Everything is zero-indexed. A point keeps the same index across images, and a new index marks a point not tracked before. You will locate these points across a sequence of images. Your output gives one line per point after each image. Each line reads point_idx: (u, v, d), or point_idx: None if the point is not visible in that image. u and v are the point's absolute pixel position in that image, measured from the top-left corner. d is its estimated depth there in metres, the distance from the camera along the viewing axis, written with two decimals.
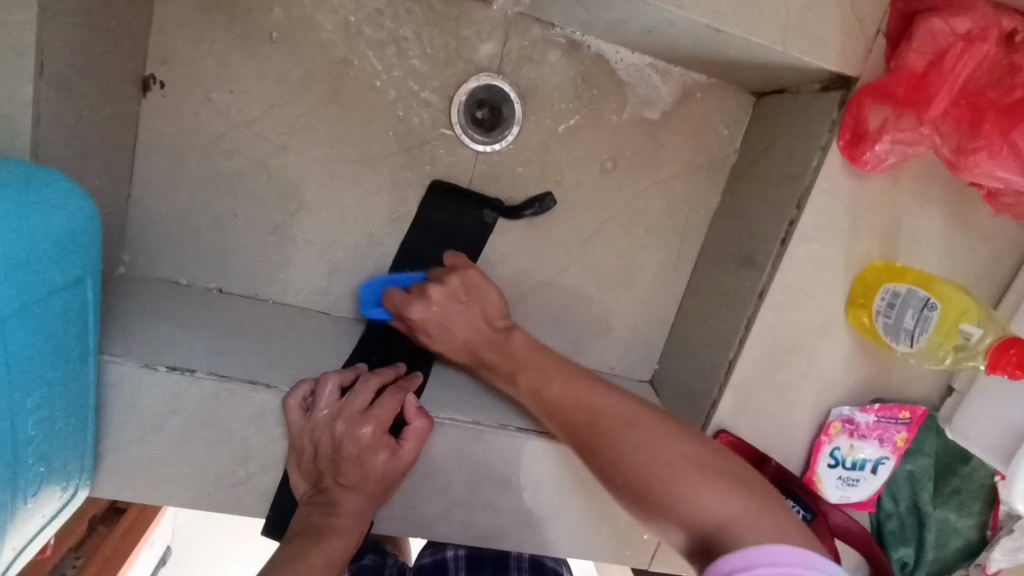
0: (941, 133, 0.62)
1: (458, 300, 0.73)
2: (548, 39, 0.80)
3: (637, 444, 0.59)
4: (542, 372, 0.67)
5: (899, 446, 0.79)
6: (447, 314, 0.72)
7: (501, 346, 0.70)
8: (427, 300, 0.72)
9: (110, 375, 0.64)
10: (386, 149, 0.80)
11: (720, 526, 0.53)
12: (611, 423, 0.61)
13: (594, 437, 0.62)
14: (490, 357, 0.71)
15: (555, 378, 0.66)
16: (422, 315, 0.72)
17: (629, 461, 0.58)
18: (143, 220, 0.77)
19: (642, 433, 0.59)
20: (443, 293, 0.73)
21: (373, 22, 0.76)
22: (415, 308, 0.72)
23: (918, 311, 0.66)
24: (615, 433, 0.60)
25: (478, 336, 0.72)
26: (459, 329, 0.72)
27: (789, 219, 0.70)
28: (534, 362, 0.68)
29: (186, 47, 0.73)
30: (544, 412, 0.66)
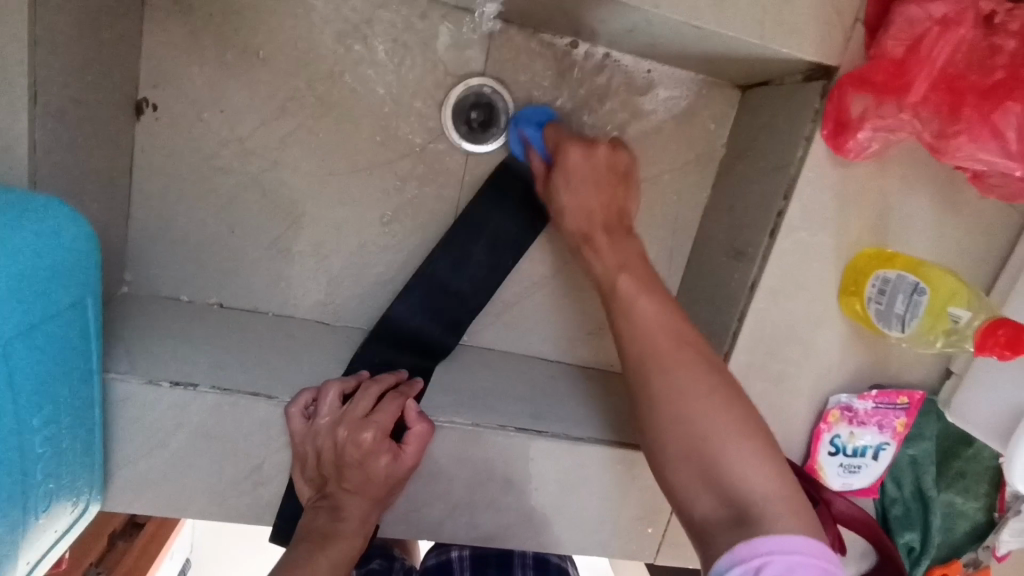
0: (921, 118, 0.62)
1: (600, 173, 0.71)
2: (531, 43, 0.81)
3: (701, 393, 0.58)
4: (637, 284, 0.65)
5: (898, 432, 0.79)
6: (589, 172, 0.71)
7: (622, 241, 0.69)
8: (591, 152, 0.71)
9: (115, 393, 0.66)
10: (376, 159, 0.81)
11: (762, 498, 0.53)
12: (673, 359, 0.60)
13: (664, 363, 0.60)
14: (605, 243, 0.69)
15: (651, 296, 0.64)
16: (579, 161, 0.71)
17: (680, 413, 0.58)
18: (143, 240, 0.79)
19: (685, 378, 0.59)
20: (605, 156, 0.71)
21: (358, 35, 0.77)
22: (569, 151, 0.71)
23: (908, 296, 0.67)
24: (678, 366, 0.60)
25: (599, 219, 0.70)
26: (579, 199, 0.71)
27: (777, 210, 0.71)
28: (638, 272, 0.67)
29: (176, 69, 0.75)
30: (634, 327, 0.63)
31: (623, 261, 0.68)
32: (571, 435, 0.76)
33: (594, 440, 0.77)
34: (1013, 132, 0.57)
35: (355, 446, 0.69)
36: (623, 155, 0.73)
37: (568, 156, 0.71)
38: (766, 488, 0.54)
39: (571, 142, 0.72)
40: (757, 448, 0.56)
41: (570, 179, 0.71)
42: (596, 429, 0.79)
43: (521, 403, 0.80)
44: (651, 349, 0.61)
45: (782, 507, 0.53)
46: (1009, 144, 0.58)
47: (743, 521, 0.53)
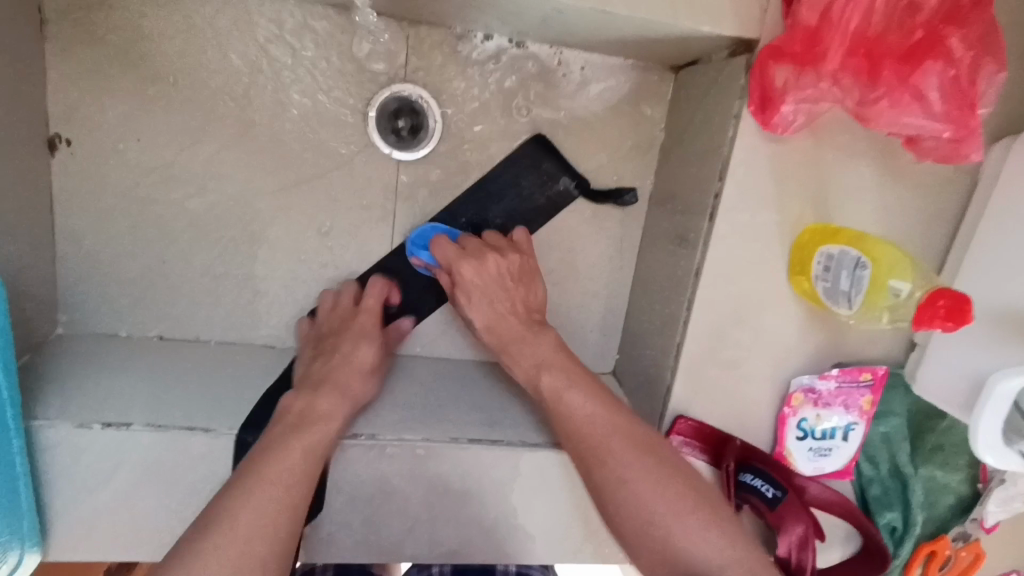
0: (842, 86, 0.59)
1: (509, 277, 0.72)
2: (452, 43, 0.78)
3: (645, 475, 0.60)
4: (561, 380, 0.65)
5: (866, 410, 0.76)
6: (492, 282, 0.71)
7: (533, 341, 0.69)
8: (484, 265, 0.72)
9: (42, 440, 0.64)
10: (305, 176, 0.79)
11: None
12: (614, 454, 0.61)
13: (604, 456, 0.61)
14: (519, 349, 0.69)
15: (579, 389, 0.64)
16: (473, 277, 0.71)
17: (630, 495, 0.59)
18: (74, 279, 0.78)
19: (624, 467, 0.60)
20: (503, 264, 0.72)
21: (271, 52, 0.75)
22: (464, 269, 0.72)
23: (851, 273, 0.63)
24: (622, 447, 0.61)
25: (506, 320, 0.71)
26: (493, 316, 0.71)
27: (714, 192, 0.68)
28: (558, 362, 0.67)
29: (87, 103, 0.73)
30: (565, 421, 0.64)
31: (540, 361, 0.67)
32: (526, 442, 0.74)
33: (551, 445, 0.74)
34: (935, 93, 0.56)
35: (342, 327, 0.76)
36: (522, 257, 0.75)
37: (462, 276, 0.72)
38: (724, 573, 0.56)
39: (464, 257, 0.72)
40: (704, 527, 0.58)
41: (471, 296, 0.72)
42: (553, 432, 0.77)
43: (476, 413, 0.78)
44: (585, 440, 0.62)
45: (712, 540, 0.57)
46: (932, 105, 0.56)
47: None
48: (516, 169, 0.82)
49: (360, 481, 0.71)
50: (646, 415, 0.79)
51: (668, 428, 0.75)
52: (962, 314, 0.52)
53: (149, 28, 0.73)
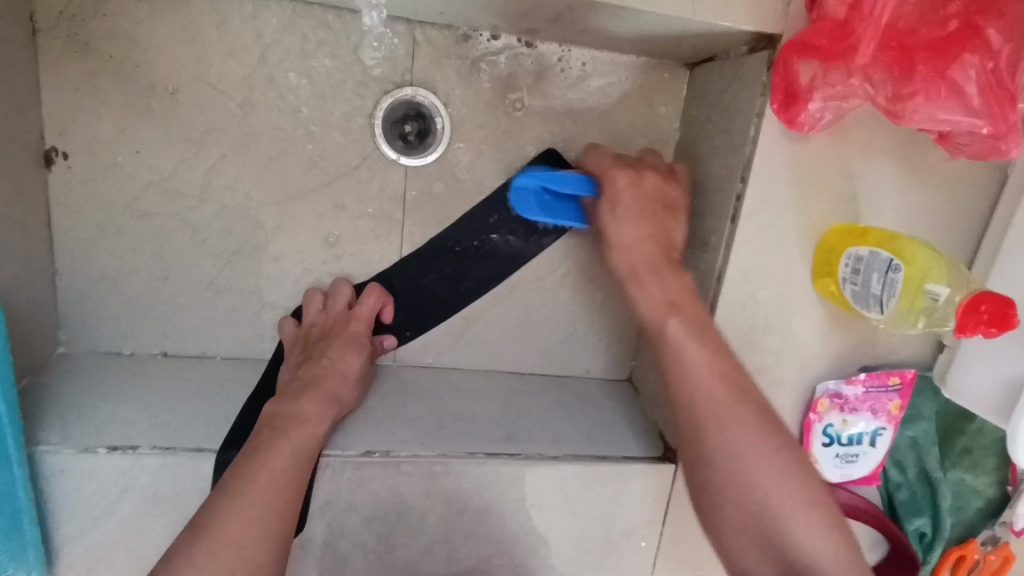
0: (873, 81, 0.56)
1: (654, 203, 0.68)
2: (459, 43, 0.76)
3: (746, 447, 0.58)
4: (689, 328, 0.62)
5: (894, 414, 0.74)
6: (637, 202, 0.67)
7: (671, 275, 0.65)
8: (638, 180, 0.68)
9: (47, 467, 0.62)
10: (310, 184, 0.77)
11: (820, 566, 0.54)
12: (738, 418, 0.59)
13: (728, 423, 0.58)
14: (653, 282, 0.65)
15: (696, 337, 0.62)
16: (628, 186, 0.68)
17: (735, 472, 0.57)
18: (74, 297, 0.75)
19: (738, 437, 0.58)
20: (652, 184, 0.69)
21: (272, 57, 0.73)
22: (618, 178, 0.68)
23: (883, 275, 0.60)
24: (732, 418, 0.59)
25: (653, 255, 0.66)
26: (631, 233, 0.66)
27: (736, 193, 0.65)
28: (692, 310, 0.64)
29: (82, 114, 0.71)
30: (695, 370, 0.61)
31: (673, 298, 0.64)
32: (545, 455, 0.72)
33: (571, 457, 0.72)
34: (973, 87, 0.53)
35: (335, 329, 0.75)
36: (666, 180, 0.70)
37: (615, 184, 0.68)
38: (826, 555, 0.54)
39: (614, 170, 0.69)
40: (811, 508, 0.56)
41: (618, 207, 0.67)
42: (572, 443, 0.74)
43: (492, 426, 0.75)
44: (710, 400, 0.60)
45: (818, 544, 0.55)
46: (970, 99, 0.53)
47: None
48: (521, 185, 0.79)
49: (374, 500, 0.68)
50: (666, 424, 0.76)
51: None
52: (1006, 318, 0.52)
53: (145, 35, 0.70)
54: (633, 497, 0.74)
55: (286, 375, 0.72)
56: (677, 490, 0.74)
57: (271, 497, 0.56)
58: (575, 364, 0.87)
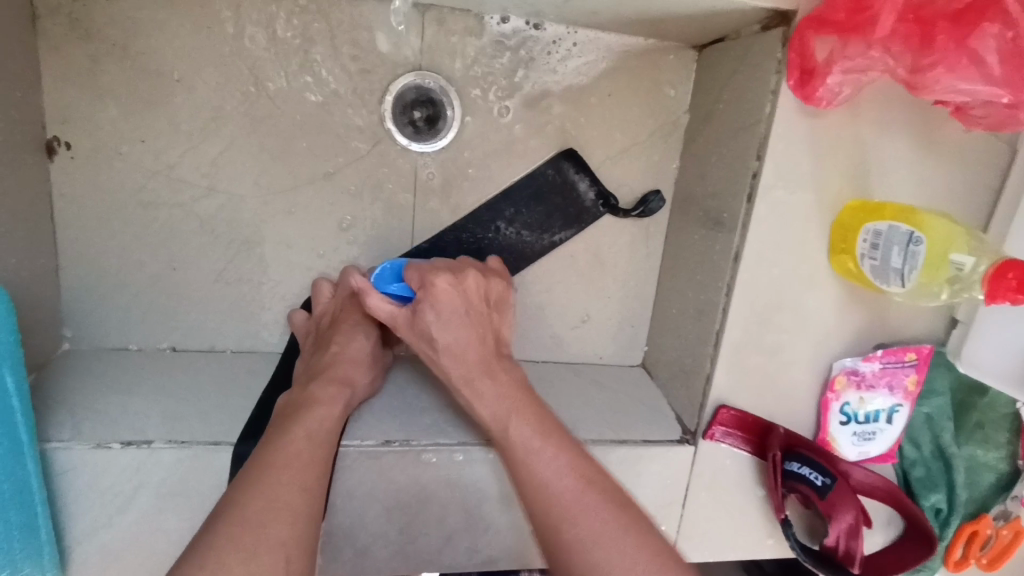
0: (893, 54, 0.57)
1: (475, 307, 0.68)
2: (467, 27, 0.75)
3: (590, 535, 0.55)
4: (535, 427, 0.61)
5: (910, 391, 0.74)
6: (462, 302, 0.68)
7: (497, 381, 0.65)
8: (459, 283, 0.69)
9: (59, 463, 0.60)
10: (319, 172, 0.75)
11: None
12: (575, 511, 0.57)
13: (573, 514, 0.56)
14: (492, 385, 0.64)
15: (549, 442, 0.60)
16: (448, 292, 0.67)
17: (583, 562, 0.54)
18: (78, 291, 0.73)
19: (586, 525, 0.56)
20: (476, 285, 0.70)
21: (278, 43, 0.71)
22: (438, 281, 0.67)
23: (904, 248, 0.61)
24: (570, 512, 0.57)
25: (484, 354, 0.67)
26: (456, 335, 0.67)
27: (752, 171, 0.65)
28: (528, 406, 0.63)
29: (85, 103, 0.69)
30: (525, 475, 0.60)
31: (514, 399, 0.63)
32: None
33: (591, 442, 0.72)
34: (993, 55, 0.53)
35: (347, 316, 0.73)
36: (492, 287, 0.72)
37: (438, 287, 0.67)
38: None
39: (442, 274, 0.67)
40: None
41: (442, 312, 0.67)
42: (591, 429, 0.74)
43: None
44: (561, 504, 0.57)
45: None
46: (990, 68, 0.53)
47: None
48: (531, 174, 0.79)
49: (395, 490, 0.67)
50: (684, 406, 0.76)
51: (710, 420, 0.73)
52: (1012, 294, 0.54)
53: (148, 21, 0.68)
54: (653, 480, 0.74)
55: (302, 365, 0.72)
56: (696, 469, 0.75)
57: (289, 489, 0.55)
58: (588, 351, 0.87)
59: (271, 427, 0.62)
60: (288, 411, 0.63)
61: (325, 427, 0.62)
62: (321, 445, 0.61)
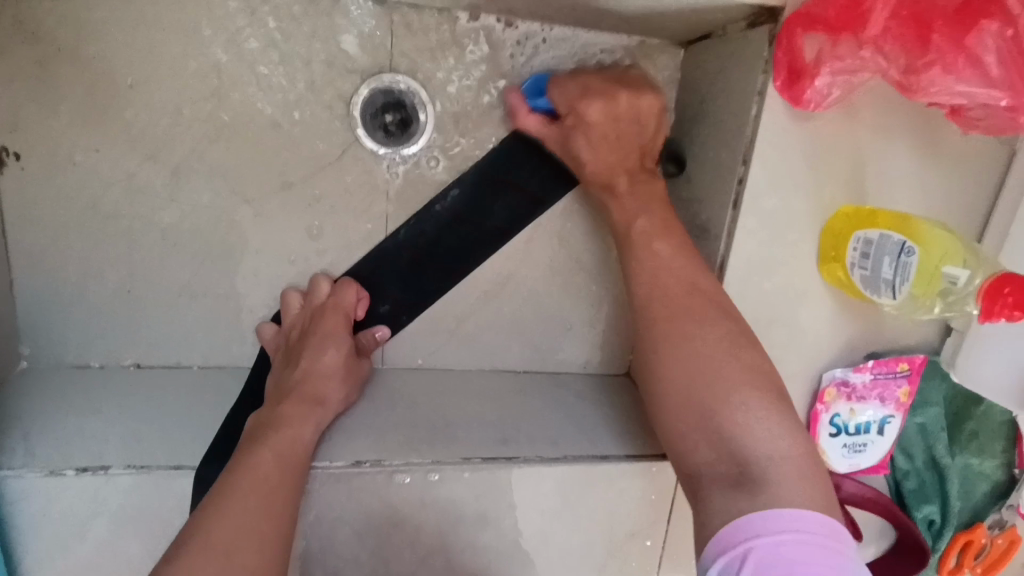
0: (885, 54, 0.54)
1: (615, 127, 0.67)
2: (440, 25, 0.71)
3: (705, 345, 0.56)
4: (663, 227, 0.64)
5: (903, 402, 0.71)
6: (609, 122, 0.67)
7: (634, 194, 0.67)
8: (611, 104, 0.66)
9: (10, 492, 0.57)
10: (286, 179, 0.72)
11: (770, 459, 0.50)
12: (680, 323, 0.58)
13: (665, 316, 0.59)
14: (626, 188, 0.67)
15: (666, 239, 0.63)
16: (598, 118, 0.66)
17: (680, 358, 0.57)
18: (36, 305, 0.70)
19: (706, 340, 0.57)
20: (626, 105, 0.67)
21: (239, 44, 0.68)
22: (589, 105, 0.66)
23: (895, 258, 0.58)
24: (693, 310, 0.58)
25: (628, 160, 0.68)
26: (602, 155, 0.67)
27: (738, 176, 0.62)
28: (658, 215, 0.65)
29: (34, 110, 0.65)
30: (643, 274, 0.62)
31: (645, 200, 0.66)
32: (545, 456, 0.68)
33: (572, 456, 0.69)
34: (991, 55, 0.50)
35: (316, 326, 0.70)
36: (650, 100, 0.69)
37: (587, 111, 0.66)
38: (792, 459, 0.50)
39: (588, 98, 0.66)
40: (779, 415, 0.53)
41: (591, 135, 0.67)
42: (573, 443, 0.71)
43: (488, 428, 0.72)
44: (666, 296, 0.60)
45: (773, 423, 0.52)
46: (989, 69, 0.50)
47: (742, 482, 0.49)
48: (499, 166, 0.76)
49: (366, 512, 0.64)
50: None
51: None
52: (999, 309, 0.52)
53: (99, 22, 0.65)
54: (638, 496, 0.71)
55: (272, 381, 0.69)
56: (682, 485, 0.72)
57: (248, 514, 0.52)
58: (570, 360, 0.84)
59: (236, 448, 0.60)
60: (253, 433, 0.61)
61: (293, 448, 0.60)
62: (287, 467, 0.58)
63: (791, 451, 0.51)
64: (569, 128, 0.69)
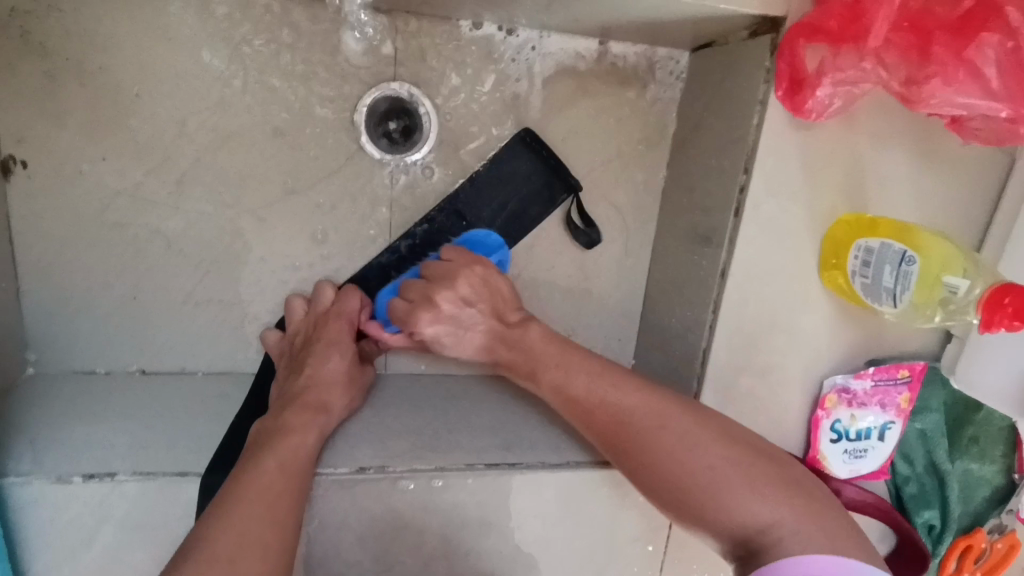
0: (886, 65, 0.54)
1: (485, 310, 0.65)
2: (443, 34, 0.72)
3: (678, 439, 0.55)
4: (560, 347, 0.62)
5: (903, 408, 0.72)
6: (488, 298, 0.66)
7: (523, 329, 0.64)
8: (462, 291, 0.66)
9: (17, 499, 0.57)
10: (290, 187, 0.73)
11: (768, 534, 0.52)
12: (653, 435, 0.56)
13: (642, 441, 0.56)
14: (522, 338, 0.63)
15: (577, 370, 0.60)
16: (467, 294, 0.66)
17: (663, 468, 0.55)
18: (42, 313, 0.71)
19: (682, 425, 0.56)
20: (480, 279, 0.66)
21: (244, 53, 0.68)
22: (446, 297, 0.65)
23: (896, 267, 0.59)
24: (649, 421, 0.57)
25: (492, 320, 0.65)
26: (472, 347, 0.66)
27: (740, 185, 0.62)
28: (553, 356, 0.62)
29: (41, 120, 0.66)
30: (581, 407, 0.59)
31: (524, 329, 0.64)
32: (548, 462, 0.69)
33: (574, 463, 0.69)
34: (991, 68, 0.51)
35: (320, 333, 0.70)
36: (500, 276, 0.68)
37: (455, 292, 0.65)
38: (791, 524, 0.52)
39: (420, 308, 0.67)
40: (772, 486, 0.54)
41: (457, 314, 0.65)
42: (575, 450, 0.71)
43: (490, 434, 0.72)
44: (625, 420, 0.57)
45: (767, 497, 0.53)
46: (989, 82, 0.51)
47: (750, 563, 0.52)
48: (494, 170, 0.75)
49: (370, 518, 0.65)
50: None
51: None
52: (998, 319, 0.53)
53: (104, 32, 0.65)
54: (639, 501, 0.72)
55: (276, 388, 0.69)
56: None
57: (257, 522, 0.52)
58: None
59: (242, 455, 0.60)
60: (259, 440, 0.61)
61: (298, 454, 0.60)
62: (293, 474, 0.58)
63: (790, 514, 0.52)
64: (471, 275, 0.67)
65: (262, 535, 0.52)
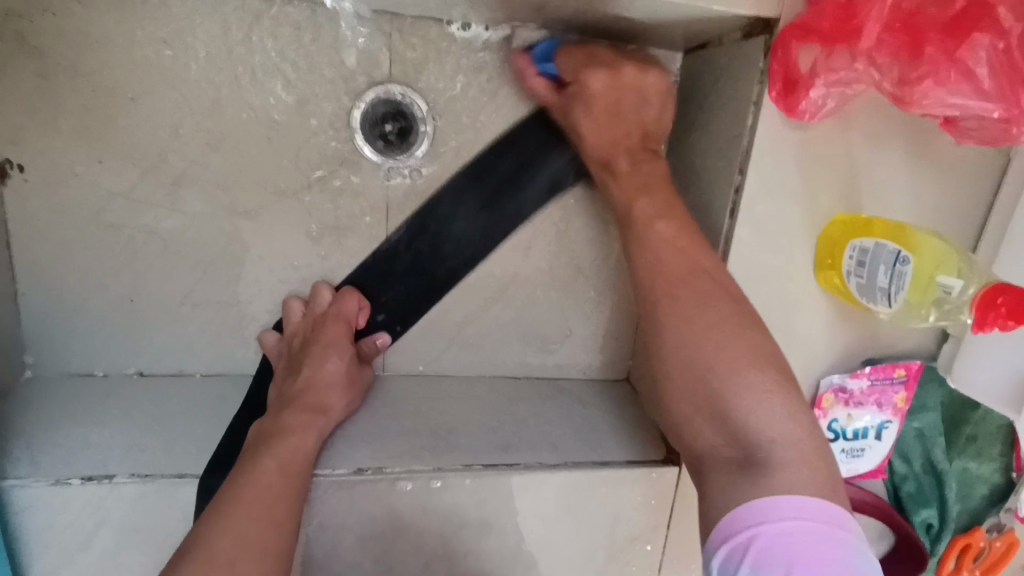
0: (878, 65, 0.55)
1: (611, 103, 0.67)
2: (438, 35, 0.72)
3: (709, 320, 0.57)
4: (655, 206, 0.63)
5: (900, 407, 0.72)
6: (612, 100, 0.67)
7: (653, 161, 0.67)
8: (615, 77, 0.67)
9: (15, 502, 0.57)
10: (286, 189, 0.73)
11: (776, 442, 0.51)
12: (684, 297, 0.58)
13: (671, 305, 0.59)
14: (626, 165, 0.67)
15: (672, 222, 0.62)
16: (604, 88, 0.67)
17: (680, 350, 0.57)
18: (39, 315, 0.71)
19: (720, 312, 0.57)
20: (628, 79, 0.68)
21: (239, 56, 0.68)
22: (594, 77, 0.67)
23: (890, 268, 0.58)
24: (695, 296, 0.58)
25: (631, 145, 0.68)
26: (603, 133, 0.68)
27: (735, 185, 0.62)
28: (659, 193, 0.64)
29: (37, 123, 0.66)
30: (644, 252, 0.62)
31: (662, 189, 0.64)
32: (545, 462, 0.69)
33: (571, 463, 0.69)
34: (983, 68, 0.51)
35: (318, 334, 0.71)
36: (657, 74, 0.69)
37: (592, 85, 0.67)
38: (786, 446, 0.51)
39: (592, 67, 0.67)
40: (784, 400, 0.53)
41: (593, 108, 0.68)
42: (573, 449, 0.71)
43: (488, 435, 0.72)
44: (665, 276, 0.59)
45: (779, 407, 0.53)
46: (981, 82, 0.52)
47: (748, 467, 0.51)
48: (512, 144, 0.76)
49: (368, 519, 0.65)
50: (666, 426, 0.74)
51: None
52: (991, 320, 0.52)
53: (99, 37, 0.65)
54: (637, 501, 0.72)
55: (275, 390, 0.70)
56: (681, 490, 0.72)
57: (256, 521, 0.53)
58: (570, 365, 0.85)
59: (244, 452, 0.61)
60: (258, 441, 0.62)
61: (297, 454, 0.60)
62: (290, 474, 0.58)
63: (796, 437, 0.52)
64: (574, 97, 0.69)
65: (260, 534, 0.52)
